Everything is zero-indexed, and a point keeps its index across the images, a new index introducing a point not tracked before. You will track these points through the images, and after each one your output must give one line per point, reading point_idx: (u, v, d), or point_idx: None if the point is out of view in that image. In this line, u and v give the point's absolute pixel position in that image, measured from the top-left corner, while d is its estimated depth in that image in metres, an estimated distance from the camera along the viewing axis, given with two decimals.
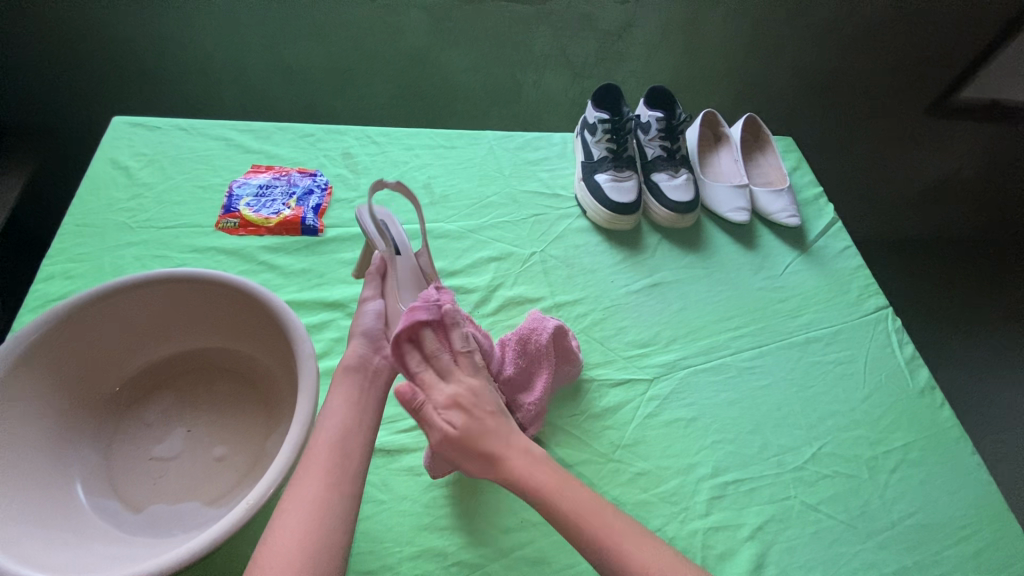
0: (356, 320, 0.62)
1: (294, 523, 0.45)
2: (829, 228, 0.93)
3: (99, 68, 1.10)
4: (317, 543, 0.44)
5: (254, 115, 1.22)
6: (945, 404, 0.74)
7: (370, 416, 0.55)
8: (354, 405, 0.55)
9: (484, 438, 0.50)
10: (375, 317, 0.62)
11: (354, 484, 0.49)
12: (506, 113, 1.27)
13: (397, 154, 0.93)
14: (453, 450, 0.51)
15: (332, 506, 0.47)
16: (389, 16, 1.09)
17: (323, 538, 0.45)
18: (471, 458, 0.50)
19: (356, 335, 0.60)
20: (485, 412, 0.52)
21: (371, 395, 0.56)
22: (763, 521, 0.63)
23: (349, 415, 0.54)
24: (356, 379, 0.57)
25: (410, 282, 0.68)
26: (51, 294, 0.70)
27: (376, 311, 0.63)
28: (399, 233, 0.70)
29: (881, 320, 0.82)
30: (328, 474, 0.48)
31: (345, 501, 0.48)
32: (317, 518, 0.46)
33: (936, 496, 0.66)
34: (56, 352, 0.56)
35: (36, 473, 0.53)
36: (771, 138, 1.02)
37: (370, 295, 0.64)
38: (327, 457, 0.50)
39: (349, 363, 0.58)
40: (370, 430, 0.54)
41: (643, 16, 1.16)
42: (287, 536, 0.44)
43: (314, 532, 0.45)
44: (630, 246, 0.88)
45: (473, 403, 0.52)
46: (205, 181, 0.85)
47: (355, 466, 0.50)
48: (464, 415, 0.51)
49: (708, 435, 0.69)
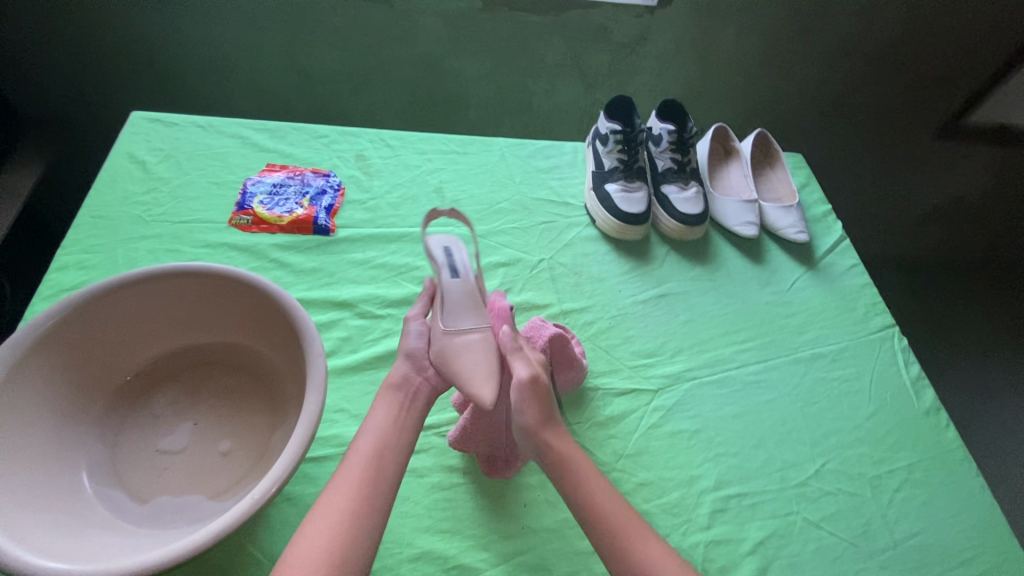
0: (401, 340, 0.61)
1: (317, 535, 0.45)
2: (836, 245, 0.93)
3: (119, 62, 1.13)
4: (343, 543, 0.45)
5: (267, 113, 1.24)
6: (950, 425, 0.74)
7: (408, 435, 0.54)
8: (394, 422, 0.54)
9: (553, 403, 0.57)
10: (418, 337, 0.61)
11: (380, 502, 0.49)
12: (517, 122, 1.29)
13: (409, 158, 0.94)
14: (530, 393, 0.55)
15: (357, 522, 0.47)
16: (407, 21, 1.12)
17: (346, 552, 0.45)
18: (540, 408, 0.56)
19: (400, 355, 0.60)
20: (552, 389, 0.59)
21: (408, 414, 0.56)
22: (765, 536, 0.62)
23: (387, 431, 0.54)
24: (396, 398, 0.56)
25: (465, 304, 0.61)
26: (64, 284, 0.71)
27: (418, 331, 0.61)
28: (463, 259, 0.66)
29: (887, 339, 0.82)
30: (356, 489, 0.49)
31: (371, 517, 0.47)
32: (341, 532, 0.46)
33: (939, 518, 0.66)
34: (68, 340, 0.57)
35: (41, 459, 0.53)
36: (781, 154, 1.02)
37: (416, 317, 0.62)
38: (356, 472, 0.50)
39: (391, 381, 0.57)
40: (404, 449, 0.53)
41: (656, 31, 1.18)
42: (308, 548, 0.45)
43: (336, 547, 0.45)
44: (638, 256, 0.88)
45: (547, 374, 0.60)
46: (220, 178, 0.86)
47: (385, 484, 0.50)
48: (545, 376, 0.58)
49: (711, 447, 0.69)
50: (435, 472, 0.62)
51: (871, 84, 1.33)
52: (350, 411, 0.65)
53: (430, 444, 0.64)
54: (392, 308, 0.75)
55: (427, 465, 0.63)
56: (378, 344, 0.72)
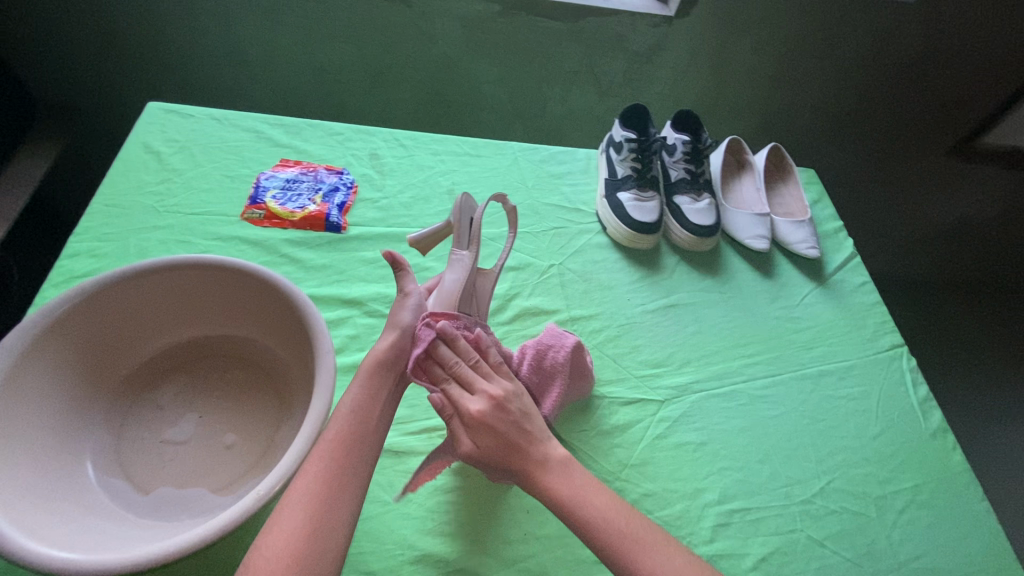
0: (395, 313, 0.59)
1: (290, 526, 0.43)
2: (847, 262, 0.93)
3: (132, 50, 1.12)
4: (319, 539, 0.43)
5: (282, 108, 1.24)
6: (958, 448, 0.73)
7: (381, 418, 0.53)
8: (371, 402, 0.53)
9: (509, 453, 0.51)
10: (415, 312, 0.59)
11: (355, 485, 0.47)
12: (530, 126, 1.29)
13: (422, 159, 0.94)
14: (482, 460, 0.52)
15: (333, 513, 0.45)
16: (424, 23, 1.11)
17: (321, 536, 0.43)
18: (499, 468, 0.52)
19: (391, 326, 0.58)
20: (513, 424, 0.52)
21: (384, 395, 0.54)
22: (769, 552, 0.62)
23: (362, 412, 0.52)
24: (386, 378, 0.55)
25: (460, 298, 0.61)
26: (75, 271, 0.71)
27: (413, 305, 0.59)
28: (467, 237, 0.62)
29: (896, 358, 0.81)
30: (331, 471, 0.47)
31: (346, 502, 0.46)
32: (315, 524, 0.44)
33: (944, 541, 0.65)
34: (80, 327, 0.57)
35: (48, 446, 0.53)
36: (794, 168, 1.02)
37: (412, 288, 0.60)
38: (332, 454, 0.48)
39: (380, 359, 0.55)
40: (377, 431, 0.52)
41: (673, 42, 1.17)
42: (281, 535, 0.43)
43: (309, 533, 0.43)
44: (648, 265, 0.88)
45: (501, 417, 0.52)
46: (233, 171, 0.86)
47: (360, 468, 0.48)
48: (489, 433, 0.52)
49: (716, 460, 0.68)
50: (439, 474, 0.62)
51: (884, 103, 1.32)
52: None
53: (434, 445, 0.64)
54: None
55: None
56: None
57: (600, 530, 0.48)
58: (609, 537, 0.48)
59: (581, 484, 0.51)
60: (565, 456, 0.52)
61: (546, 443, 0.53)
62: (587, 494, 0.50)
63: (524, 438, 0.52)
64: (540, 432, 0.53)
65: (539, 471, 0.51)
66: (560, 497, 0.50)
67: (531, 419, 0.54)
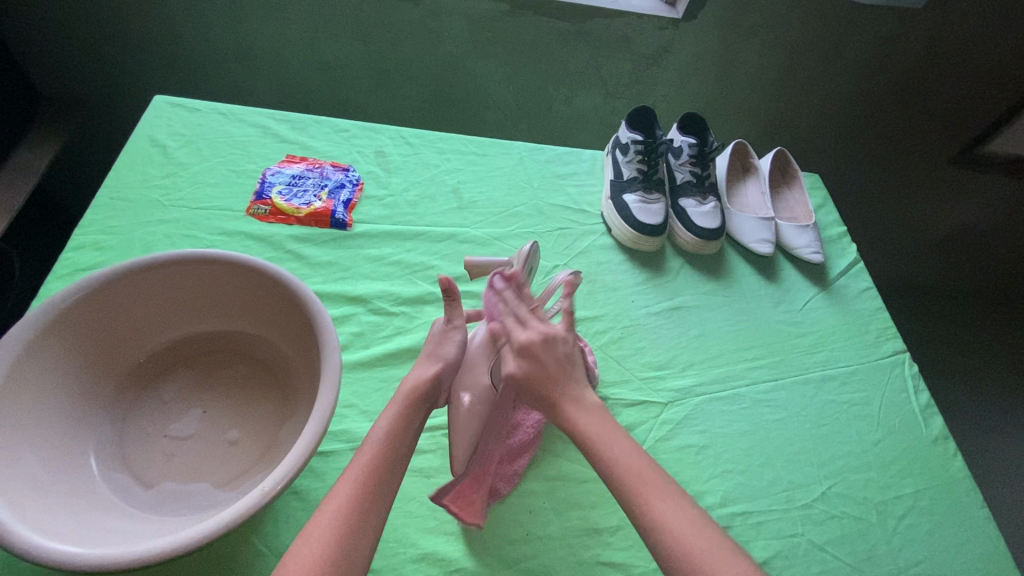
0: (439, 346, 0.57)
1: (316, 533, 0.43)
2: (851, 268, 0.93)
3: (137, 42, 1.11)
4: (344, 545, 0.43)
5: (287, 105, 1.24)
6: (958, 455, 0.74)
7: (413, 436, 0.52)
8: (403, 420, 0.52)
9: (547, 383, 0.53)
10: (458, 347, 0.58)
11: (381, 507, 0.46)
12: (535, 126, 1.30)
13: (428, 157, 0.94)
14: (520, 388, 0.54)
15: (355, 517, 0.44)
16: (431, 21, 1.10)
17: (345, 555, 0.42)
18: (536, 396, 0.53)
19: (432, 356, 0.57)
20: (558, 360, 0.54)
21: (418, 413, 0.53)
22: (770, 556, 0.62)
23: (393, 430, 0.51)
24: (423, 404, 0.54)
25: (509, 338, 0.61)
26: (80, 263, 0.71)
27: (461, 341, 0.58)
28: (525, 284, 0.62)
29: (897, 364, 0.81)
30: (360, 489, 0.46)
31: (372, 523, 0.45)
32: (341, 530, 0.43)
33: (944, 547, 0.66)
34: (86, 321, 0.57)
35: (54, 439, 0.53)
36: (798, 173, 1.02)
37: (457, 321, 0.59)
38: (360, 474, 0.47)
39: (417, 381, 0.54)
40: (407, 449, 0.51)
41: (680, 44, 1.17)
42: (305, 552, 0.42)
43: (334, 552, 0.42)
44: (653, 267, 0.88)
45: (547, 351, 0.54)
46: (239, 166, 0.86)
47: (387, 488, 0.47)
48: (532, 361, 0.53)
49: (718, 463, 0.68)
50: (443, 473, 0.62)
51: (888, 110, 1.33)
52: (359, 407, 0.65)
53: (438, 444, 0.64)
54: (405, 307, 0.75)
55: (434, 465, 0.62)
56: (390, 341, 0.72)
57: (622, 480, 0.48)
58: (620, 476, 0.48)
59: (607, 430, 0.51)
60: (595, 401, 0.54)
61: (582, 386, 0.55)
62: (611, 437, 0.51)
63: (565, 375, 0.54)
64: (580, 376, 0.55)
65: (573, 406, 0.52)
66: (580, 429, 0.51)
67: (575, 363, 0.55)
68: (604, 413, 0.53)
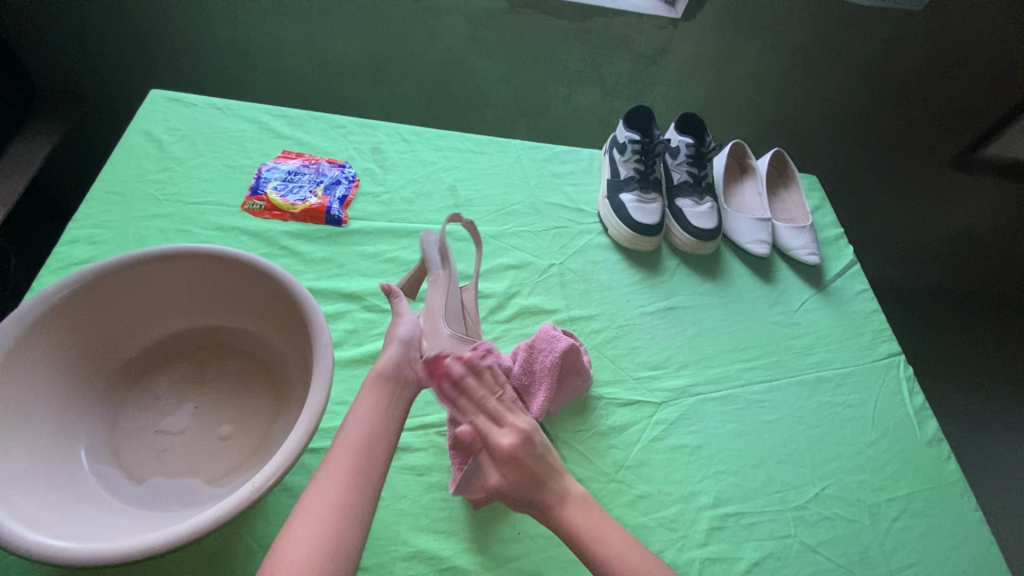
0: (392, 329, 0.60)
1: (306, 528, 0.43)
2: (847, 269, 0.93)
3: (136, 36, 1.11)
4: (335, 541, 0.43)
5: (285, 101, 1.24)
6: (952, 458, 0.74)
7: (395, 427, 0.52)
8: (382, 414, 0.51)
9: (533, 487, 0.52)
10: (412, 327, 0.60)
11: (370, 497, 0.46)
12: (534, 125, 1.29)
13: (425, 154, 0.94)
14: (506, 497, 0.53)
15: (349, 513, 0.44)
16: (430, 18, 1.10)
17: (334, 555, 0.42)
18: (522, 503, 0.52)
19: (393, 342, 0.58)
20: (540, 461, 0.53)
21: (398, 404, 0.53)
22: (761, 557, 0.62)
23: (373, 423, 0.51)
24: (389, 388, 0.54)
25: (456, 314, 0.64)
26: (73, 257, 0.71)
27: (411, 324, 0.60)
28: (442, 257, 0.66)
29: (893, 366, 0.81)
30: (346, 482, 0.46)
31: (361, 512, 0.45)
32: (332, 525, 0.43)
33: (936, 550, 0.66)
34: (76, 314, 0.56)
35: (45, 432, 0.53)
36: (796, 174, 1.02)
37: (405, 312, 0.62)
38: (348, 470, 0.47)
39: (380, 371, 0.55)
40: (391, 440, 0.51)
41: (680, 44, 1.17)
42: (293, 554, 0.41)
43: (324, 552, 0.42)
44: (649, 267, 0.88)
45: (528, 452, 0.53)
46: (235, 161, 0.86)
47: (372, 478, 0.47)
48: (516, 468, 0.52)
49: (711, 464, 0.68)
50: (435, 471, 0.62)
51: (883, 110, 1.34)
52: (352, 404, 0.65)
53: (431, 442, 0.64)
54: None
55: (426, 463, 0.62)
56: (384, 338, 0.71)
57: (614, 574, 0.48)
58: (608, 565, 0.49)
59: (603, 527, 0.51)
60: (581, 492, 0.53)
61: (566, 478, 0.54)
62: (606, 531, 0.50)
63: (548, 474, 0.53)
64: (562, 468, 0.55)
65: (559, 507, 0.52)
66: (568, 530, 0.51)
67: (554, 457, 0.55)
68: (592, 505, 0.53)
